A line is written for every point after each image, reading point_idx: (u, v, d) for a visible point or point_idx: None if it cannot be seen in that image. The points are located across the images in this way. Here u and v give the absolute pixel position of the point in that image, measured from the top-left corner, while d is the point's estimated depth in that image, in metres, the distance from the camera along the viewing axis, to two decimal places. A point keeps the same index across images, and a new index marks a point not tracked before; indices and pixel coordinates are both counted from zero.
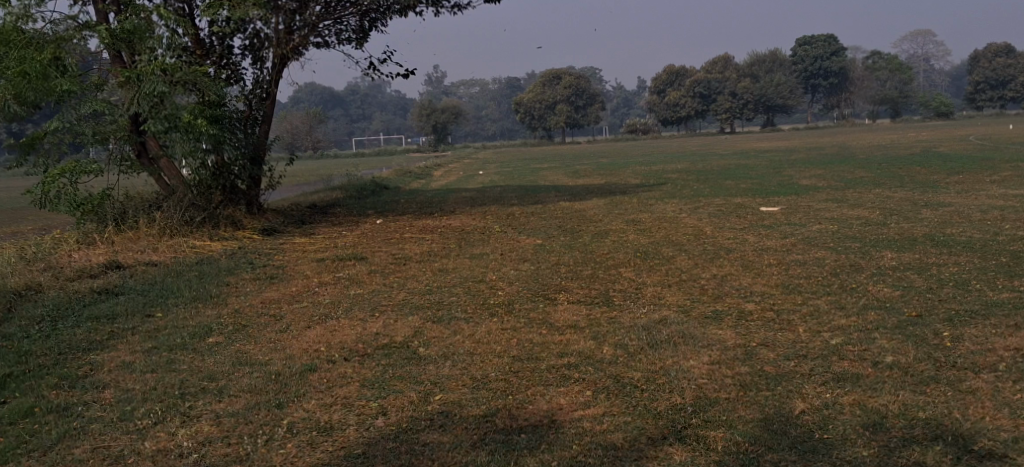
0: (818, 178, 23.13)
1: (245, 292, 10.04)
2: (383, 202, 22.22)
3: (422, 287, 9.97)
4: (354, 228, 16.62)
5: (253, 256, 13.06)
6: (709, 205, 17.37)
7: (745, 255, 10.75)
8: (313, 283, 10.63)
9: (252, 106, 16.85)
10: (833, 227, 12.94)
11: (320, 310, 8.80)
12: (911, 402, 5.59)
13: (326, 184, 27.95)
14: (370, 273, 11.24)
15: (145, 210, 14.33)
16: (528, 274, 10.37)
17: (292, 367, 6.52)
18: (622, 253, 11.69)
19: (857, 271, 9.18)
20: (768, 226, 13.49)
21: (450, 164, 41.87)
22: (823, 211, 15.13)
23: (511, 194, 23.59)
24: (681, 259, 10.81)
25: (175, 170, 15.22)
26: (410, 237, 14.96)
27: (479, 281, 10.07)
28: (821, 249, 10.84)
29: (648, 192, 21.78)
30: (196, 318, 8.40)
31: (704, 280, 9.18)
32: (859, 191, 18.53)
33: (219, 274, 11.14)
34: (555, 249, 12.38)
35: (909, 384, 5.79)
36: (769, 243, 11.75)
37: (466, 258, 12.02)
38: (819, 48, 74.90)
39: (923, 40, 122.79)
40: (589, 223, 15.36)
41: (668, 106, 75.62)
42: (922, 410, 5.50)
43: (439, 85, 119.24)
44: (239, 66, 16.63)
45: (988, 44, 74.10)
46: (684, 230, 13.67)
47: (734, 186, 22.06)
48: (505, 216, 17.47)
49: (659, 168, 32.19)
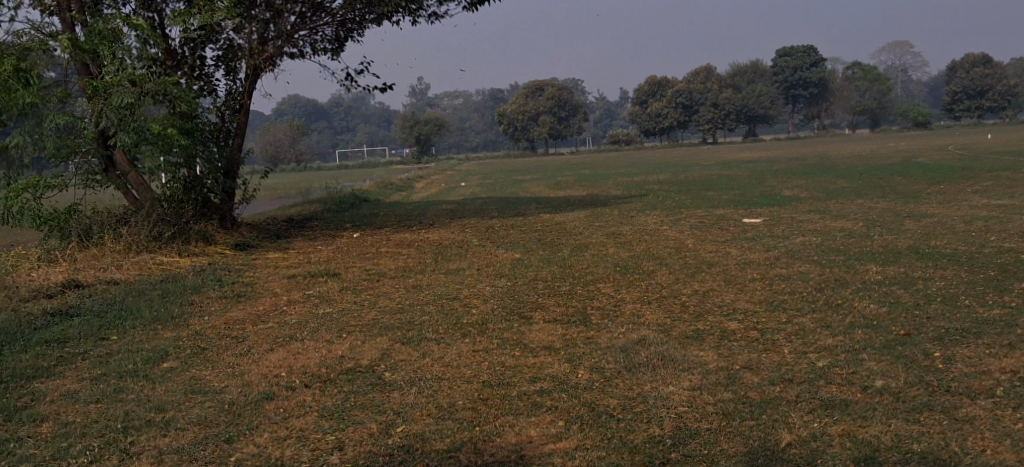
0: (800, 188, 22.93)
1: (208, 312, 9.66)
2: (361, 215, 21.83)
3: (393, 306, 9.60)
4: (329, 243, 16.21)
5: (221, 273, 12.66)
6: (690, 217, 17.06)
7: (727, 269, 10.42)
8: (281, 302, 10.25)
9: (225, 118, 16.44)
10: (816, 239, 12.65)
11: (285, 331, 8.43)
12: (904, 433, 5.27)
13: (305, 196, 27.52)
14: (341, 291, 10.86)
15: (111, 225, 13.91)
16: (503, 291, 10.01)
17: (248, 396, 6.16)
18: (600, 268, 11.34)
19: (843, 285, 8.87)
20: (750, 239, 13.18)
21: (432, 176, 41.57)
22: (806, 223, 14.83)
23: (491, 206, 23.23)
24: (661, 274, 10.47)
25: (145, 184, 14.77)
26: (386, 251, 14.58)
27: (453, 299, 9.71)
28: (805, 263, 10.52)
29: (629, 204, 21.46)
30: (151, 342, 8.16)
31: (684, 297, 8.86)
32: (841, 201, 18.30)
33: (184, 293, 10.76)
34: (532, 264, 12.02)
35: (901, 412, 5.47)
36: (751, 256, 11.43)
37: (441, 274, 11.66)
38: (800, 59, 75.07)
39: (902, 50, 123.54)
40: (568, 237, 15.04)
41: (651, 116, 75.53)
42: (917, 443, 5.18)
43: (423, 96, 118.96)
44: (212, 77, 16.27)
45: (966, 54, 74.48)
46: (664, 244, 13.35)
47: (716, 197, 21.80)
48: (483, 229, 17.11)
49: (641, 178, 31.95)
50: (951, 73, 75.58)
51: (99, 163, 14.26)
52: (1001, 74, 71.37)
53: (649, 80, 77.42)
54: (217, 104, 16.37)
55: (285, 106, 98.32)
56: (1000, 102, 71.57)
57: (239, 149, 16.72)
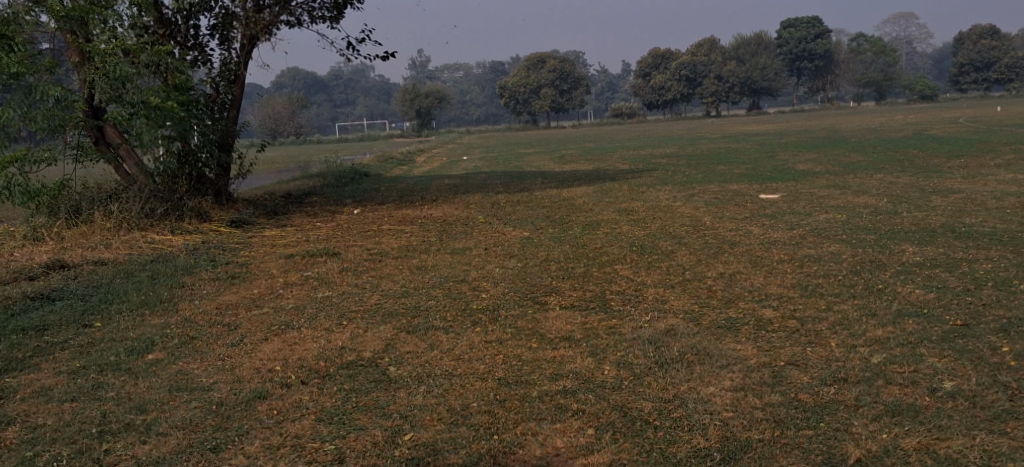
0: (813, 162, 22.25)
1: (200, 295, 9.07)
2: (362, 190, 21.20)
3: (398, 288, 9.01)
4: (331, 219, 15.61)
5: (215, 252, 12.07)
6: (704, 193, 16.42)
7: (752, 249, 9.81)
8: (278, 284, 9.64)
9: (220, 89, 15.78)
10: (842, 216, 12.02)
11: (281, 318, 7.83)
12: (992, 447, 4.89)
13: (304, 169, 26.83)
14: (341, 272, 10.25)
15: (101, 201, 13.30)
16: (515, 273, 9.42)
17: (238, 396, 5.60)
18: (615, 247, 10.73)
19: (881, 267, 8.25)
20: (771, 216, 12.57)
21: (434, 150, 40.88)
22: (827, 199, 14.19)
23: (496, 181, 22.57)
24: (681, 254, 9.85)
25: (137, 158, 14.10)
26: (388, 228, 14.00)
27: (462, 281, 9.11)
28: (834, 242, 9.89)
29: (637, 178, 20.81)
30: (137, 330, 7.55)
31: (710, 280, 8.25)
32: (860, 176, 17.65)
33: (175, 275, 10.16)
34: (543, 243, 11.42)
35: (984, 422, 5.08)
36: (775, 235, 10.80)
37: (448, 254, 11.08)
38: (804, 30, 74.06)
39: (906, 22, 122.36)
40: (578, 213, 14.43)
41: (653, 89, 74.66)
42: (1011, 462, 4.79)
43: (423, 69, 117.83)
44: (206, 47, 15.63)
45: (973, 26, 73.45)
46: (681, 221, 12.73)
47: (728, 172, 21.15)
48: (490, 205, 16.51)
49: (647, 152, 31.25)
50: (957, 45, 74.68)
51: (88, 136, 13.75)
52: (1009, 46, 70.38)
53: (652, 52, 76.42)
54: (212, 74, 15.71)
55: (284, 79, 97.31)
56: (1007, 75, 70.62)
57: (235, 121, 16.08)
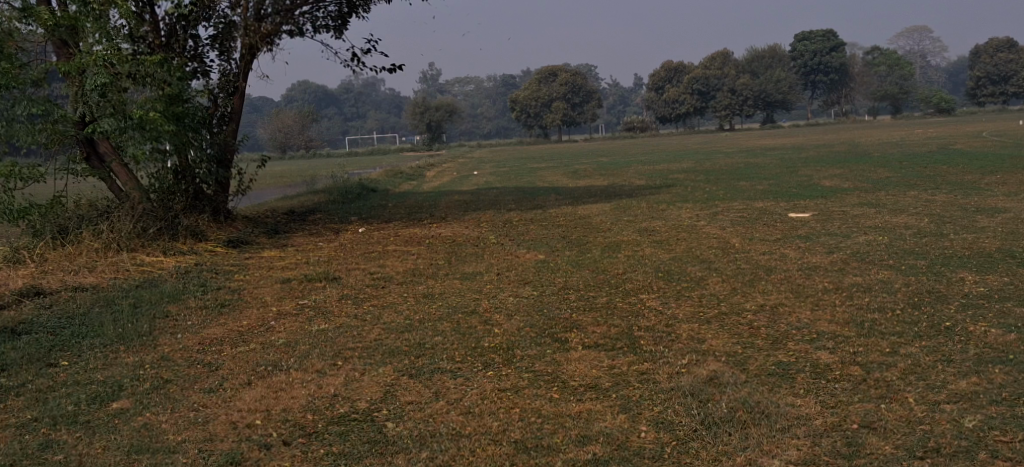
0: (839, 178, 21.34)
1: (184, 328, 8.22)
2: (368, 207, 20.36)
3: (401, 321, 8.15)
4: (334, 239, 14.81)
5: (209, 276, 11.25)
6: (728, 211, 15.52)
7: (791, 277, 8.92)
8: (270, 315, 8.78)
9: (218, 102, 15.01)
10: (884, 239, 11.13)
11: (270, 356, 6.98)
12: None
13: (310, 185, 26.04)
14: (341, 300, 9.41)
15: (92, 220, 12.51)
16: (531, 303, 8.56)
17: (208, 460, 5.04)
18: (639, 273, 9.85)
19: (942, 300, 7.37)
20: (805, 238, 11.69)
21: (444, 164, 40.07)
22: (863, 219, 13.28)
23: (508, 197, 21.72)
24: (714, 282, 8.96)
25: (129, 174, 13.28)
26: (394, 249, 13.20)
27: (473, 314, 8.25)
28: (882, 270, 8.99)
29: (655, 195, 19.93)
30: (105, 371, 6.68)
31: (750, 314, 7.35)
32: (892, 193, 16.76)
33: (160, 303, 9.32)
34: (560, 268, 10.55)
35: None
36: (814, 260, 9.90)
37: (457, 279, 10.23)
38: (819, 43, 73.15)
39: (920, 36, 121.25)
40: (597, 233, 13.58)
41: (667, 103, 73.88)
42: None
43: (434, 83, 117.31)
44: (204, 57, 14.85)
45: (990, 39, 72.43)
46: (708, 243, 11.85)
47: (751, 189, 20.27)
48: (503, 224, 15.68)
49: (664, 167, 30.38)
50: (974, 58, 73.50)
51: (78, 150, 13.01)
52: None
53: (665, 66, 75.53)
54: (210, 85, 14.94)
55: (296, 93, 96.96)
56: None
57: (234, 135, 15.29)
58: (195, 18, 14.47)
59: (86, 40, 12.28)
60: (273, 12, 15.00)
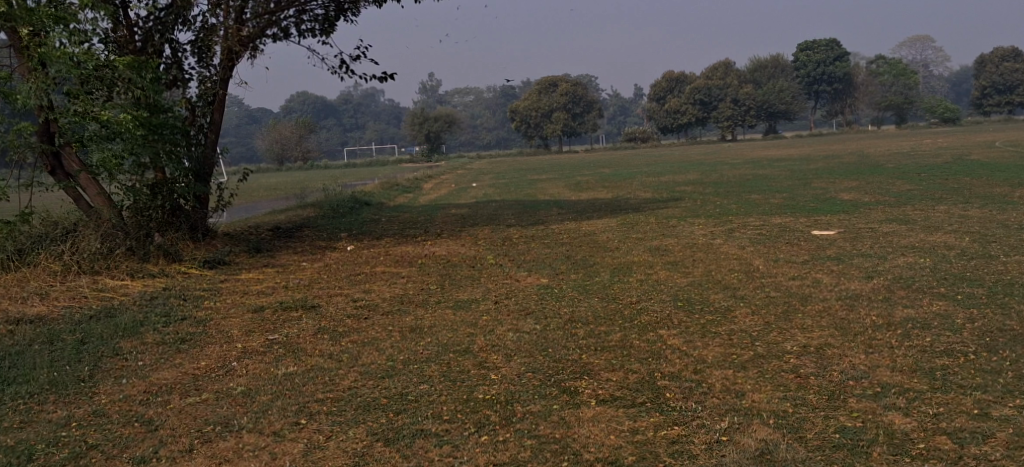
0: (857, 191, 20.22)
1: (132, 371, 7.07)
2: (360, 222, 19.22)
3: (383, 363, 7.01)
4: (322, 258, 13.70)
5: (176, 303, 10.11)
6: (744, 228, 14.39)
7: (830, 309, 7.81)
8: (233, 354, 7.62)
9: (196, 112, 13.76)
10: (926, 261, 10.01)
11: (222, 411, 5.83)
12: None
13: (301, 198, 24.88)
14: (316, 334, 8.24)
15: (56, 240, 11.28)
16: (533, 340, 7.41)
17: None
18: (656, 302, 8.70)
19: (1021, 343, 6.26)
20: (836, 260, 10.57)
21: (443, 176, 38.92)
22: (895, 237, 12.18)
23: (508, 211, 20.61)
24: (743, 315, 7.81)
25: (98, 188, 12.06)
26: (383, 270, 12.10)
27: (466, 354, 7.13)
28: (935, 300, 7.88)
29: (663, 210, 18.75)
30: (22, 434, 5.57)
31: (792, 359, 6.22)
32: (918, 208, 15.66)
33: (111, 339, 8.17)
34: (565, 295, 9.42)
35: None
36: (853, 287, 8.76)
37: (450, 309, 9.12)
38: (820, 54, 71.88)
39: (922, 46, 120.45)
40: (604, 252, 12.48)
41: (669, 113, 73.03)
42: None
43: (434, 93, 116.44)
44: (181, 63, 13.71)
45: (996, 49, 71.21)
46: (729, 265, 10.72)
47: (764, 202, 19.17)
48: (504, 241, 14.58)
49: (669, 178, 29.27)
50: (979, 68, 72.35)
51: (43, 162, 11.64)
52: None
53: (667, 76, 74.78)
54: (188, 94, 13.74)
55: (295, 104, 96.00)
56: None
57: (214, 147, 14.03)
58: (173, 20, 13.31)
59: (50, 37, 10.93)
60: (255, 15, 13.91)
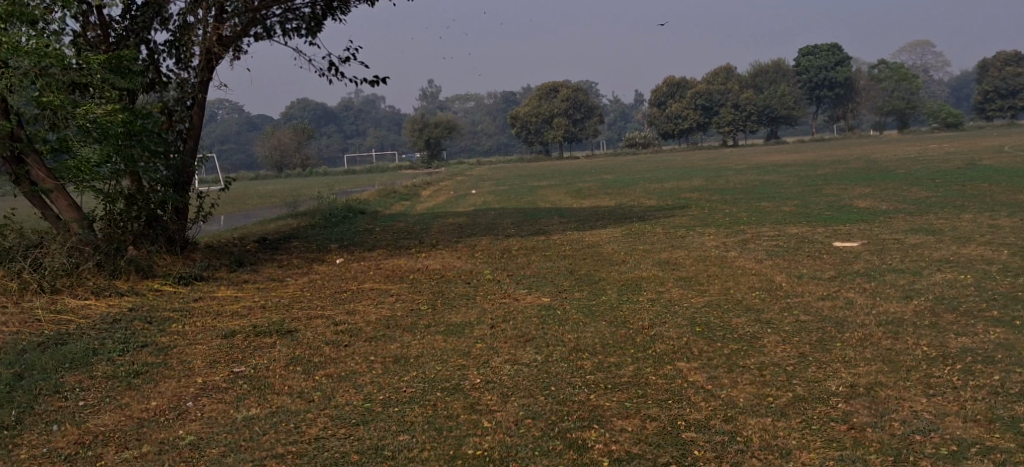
0: (872, 199, 19.26)
1: (70, 414, 6.11)
2: (352, 232, 18.22)
3: (359, 405, 6.03)
4: (308, 272, 12.71)
5: (140, 327, 9.13)
6: (759, 239, 13.44)
7: (873, 337, 6.83)
8: (190, 389, 6.62)
9: (174, 117, 12.68)
10: (967, 278, 9.04)
11: None
12: None
13: (292, 207, 23.89)
14: (287, 366, 7.27)
15: (17, 256, 10.24)
16: (534, 375, 6.44)
17: None
18: (671, 327, 7.71)
19: None
20: (866, 276, 9.61)
21: (442, 182, 38.03)
22: (926, 250, 11.22)
23: (507, 219, 19.64)
24: (772, 345, 6.82)
25: (70, 202, 10.93)
26: (371, 287, 11.13)
27: (456, 392, 6.17)
28: (992, 326, 6.92)
29: (669, 219, 17.80)
30: None
31: (834, 405, 5.45)
32: (942, 216, 14.70)
33: (54, 374, 7.17)
34: (569, 317, 8.45)
35: None
36: (893, 310, 7.78)
37: (439, 334, 8.16)
38: (823, 59, 71.00)
39: (923, 50, 119.57)
40: (610, 267, 11.52)
41: (670, 118, 72.31)
42: None
43: (434, 100, 115.60)
44: (158, 65, 12.67)
45: (999, 52, 70.01)
46: (749, 281, 9.75)
47: (777, 210, 18.18)
48: (503, 253, 13.61)
49: (672, 185, 28.32)
50: (982, 73, 71.29)
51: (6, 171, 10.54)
52: None
53: (668, 81, 74.00)
54: (165, 98, 12.66)
55: (294, 110, 95.28)
56: None
57: (194, 154, 12.97)
58: (149, 18, 12.26)
59: (14, 34, 9.81)
60: (237, 12, 12.93)
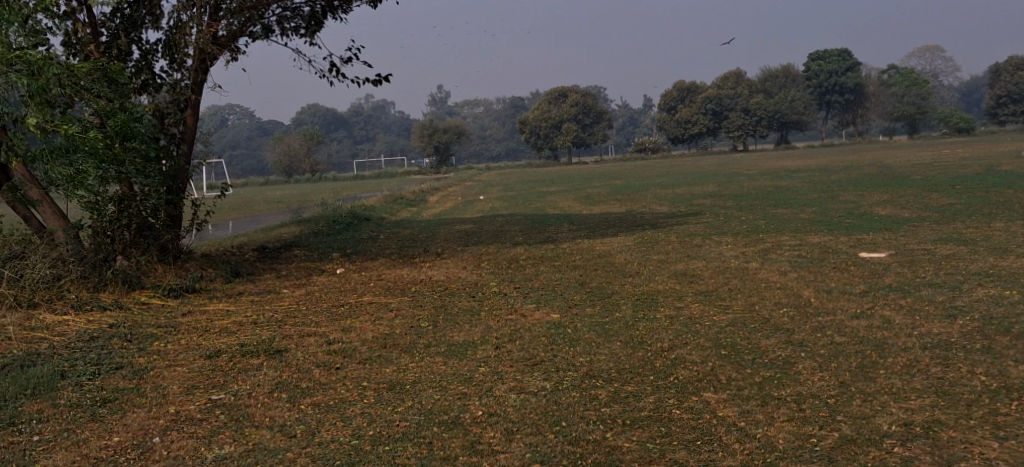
0: (892, 205, 18.53)
1: (19, 452, 5.48)
2: (354, 240, 17.55)
3: (347, 443, 5.38)
4: (306, 283, 12.05)
5: (118, 345, 8.48)
6: (779, 248, 12.74)
7: (921, 363, 6.15)
8: (159, 421, 5.95)
9: (166, 120, 11.93)
10: (1010, 294, 8.35)
11: None
12: None
13: (295, 214, 23.25)
14: (272, 393, 6.60)
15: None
16: (543, 407, 5.76)
17: None
18: (694, 350, 7.00)
19: None
20: (899, 291, 8.91)
21: (449, 188, 37.43)
22: (960, 261, 10.51)
23: (514, 227, 18.97)
24: (808, 372, 6.12)
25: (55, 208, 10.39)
26: (370, 300, 10.47)
27: (454, 427, 5.51)
28: None
29: (682, 226, 17.11)
30: None
31: (879, 450, 5.00)
32: (969, 225, 13.98)
33: (14, 403, 6.52)
34: (580, 337, 7.76)
35: None
36: (937, 330, 7.09)
37: (440, 355, 7.49)
38: (834, 63, 69.99)
39: (933, 55, 118.58)
40: (623, 280, 10.82)
41: (679, 123, 71.56)
42: None
43: (442, 105, 115.11)
44: (147, 66, 11.93)
45: (1012, 57, 69.04)
46: (774, 297, 9.05)
47: (793, 218, 17.48)
48: (510, 263, 12.94)
49: (683, 191, 27.62)
50: (994, 77, 70.37)
51: None
52: None
53: (677, 85, 73.30)
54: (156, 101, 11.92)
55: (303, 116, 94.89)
56: None
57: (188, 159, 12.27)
58: None
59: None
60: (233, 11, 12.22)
